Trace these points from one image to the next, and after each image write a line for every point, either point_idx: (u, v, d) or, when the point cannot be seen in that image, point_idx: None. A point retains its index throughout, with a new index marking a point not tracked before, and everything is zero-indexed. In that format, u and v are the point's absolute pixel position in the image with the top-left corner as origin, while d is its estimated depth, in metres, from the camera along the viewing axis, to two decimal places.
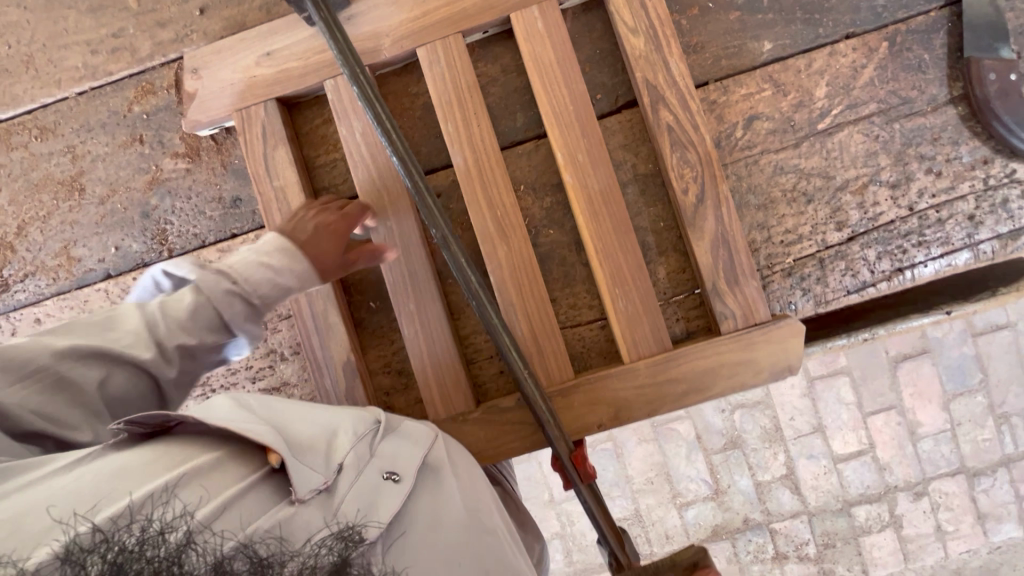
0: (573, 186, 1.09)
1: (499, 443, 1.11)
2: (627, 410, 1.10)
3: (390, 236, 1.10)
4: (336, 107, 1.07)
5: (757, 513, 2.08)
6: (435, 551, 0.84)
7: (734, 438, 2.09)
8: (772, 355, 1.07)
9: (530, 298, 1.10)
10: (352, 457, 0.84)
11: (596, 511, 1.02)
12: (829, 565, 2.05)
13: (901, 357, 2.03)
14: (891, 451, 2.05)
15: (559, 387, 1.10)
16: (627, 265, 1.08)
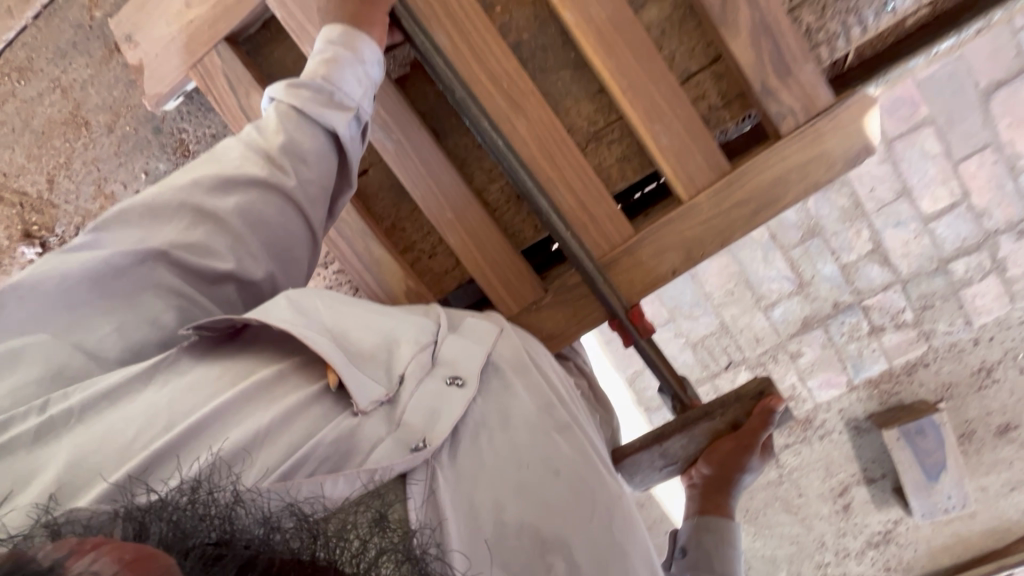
0: (576, 26, 0.88)
1: (578, 321, 1.02)
2: (699, 247, 0.95)
3: (398, 148, 0.98)
4: (290, 26, 0.92)
5: (846, 294, 2.23)
6: (507, 453, 0.76)
7: (809, 229, 2.18)
8: (843, 142, 0.89)
9: (563, 161, 0.95)
10: (412, 367, 0.77)
11: (658, 361, 1.02)
12: (929, 325, 2.23)
13: (997, 86, 1.94)
14: (988, 194, 2.07)
15: (621, 248, 0.97)
16: (660, 92, 0.90)
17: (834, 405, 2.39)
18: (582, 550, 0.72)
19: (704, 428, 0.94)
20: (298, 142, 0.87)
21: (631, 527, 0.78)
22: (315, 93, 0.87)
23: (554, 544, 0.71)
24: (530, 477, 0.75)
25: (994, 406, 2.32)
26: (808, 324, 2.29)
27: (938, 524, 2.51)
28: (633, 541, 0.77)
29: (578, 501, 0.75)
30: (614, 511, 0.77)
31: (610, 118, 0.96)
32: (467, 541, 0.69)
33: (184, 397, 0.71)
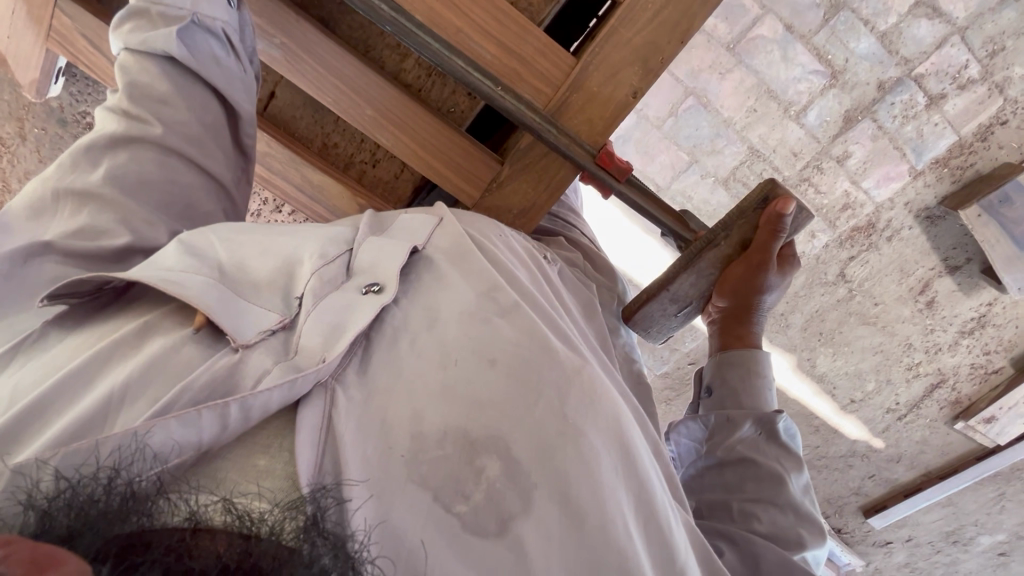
0: None
1: (546, 183, 0.90)
2: (657, 53, 0.82)
3: (293, 55, 0.89)
4: None
5: (892, 69, 1.90)
6: (429, 351, 0.71)
7: (834, 3, 1.82)
8: None
9: (468, 3, 0.80)
10: (311, 283, 0.71)
11: (645, 203, 0.90)
12: (999, 74, 1.89)
13: None
14: None
15: (566, 85, 0.84)
16: None
17: (899, 200, 2.14)
18: (521, 441, 0.66)
19: (710, 258, 0.84)
20: (151, 79, 0.85)
21: (590, 402, 0.71)
22: (151, 22, 0.85)
23: (488, 440, 0.65)
24: (461, 373, 0.69)
25: None
26: (851, 119, 2.00)
27: None
28: (591, 417, 0.70)
29: (517, 387, 0.69)
30: (567, 389, 0.71)
31: None
32: (376, 464, 0.62)
33: (40, 370, 0.65)
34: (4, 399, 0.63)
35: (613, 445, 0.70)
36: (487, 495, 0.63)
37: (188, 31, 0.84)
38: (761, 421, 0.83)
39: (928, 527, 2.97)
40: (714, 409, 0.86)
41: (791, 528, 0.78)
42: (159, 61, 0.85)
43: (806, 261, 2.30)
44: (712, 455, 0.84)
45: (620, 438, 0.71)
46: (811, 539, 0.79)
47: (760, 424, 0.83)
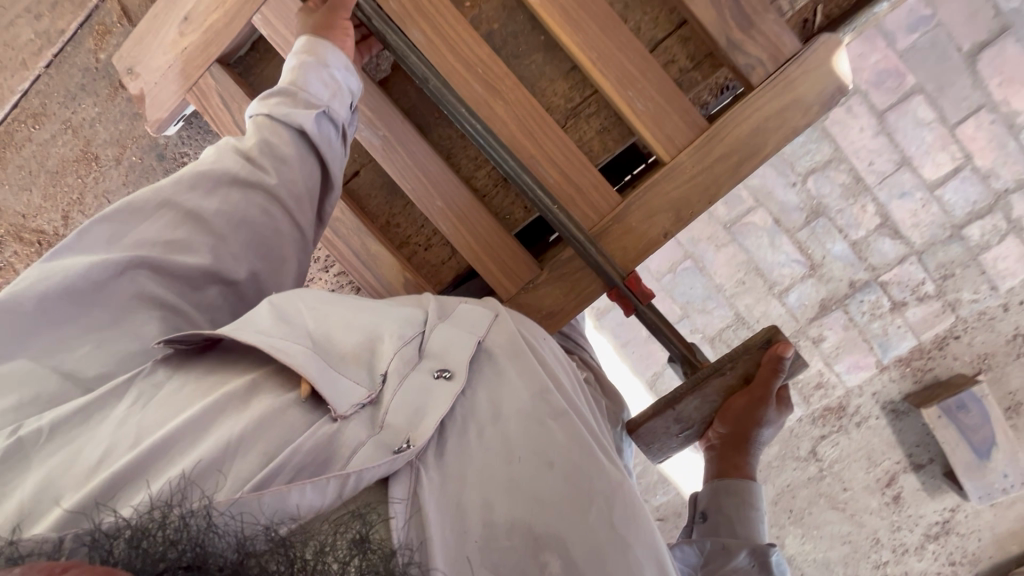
0: (541, 7, 0.93)
1: (577, 293, 1.02)
2: (687, 206, 0.98)
3: (387, 143, 1.05)
4: (279, 44, 1.04)
5: (862, 272, 2.19)
6: (494, 447, 0.84)
7: (814, 210, 2.15)
8: (812, 87, 0.95)
9: (544, 138, 0.98)
10: (395, 363, 0.86)
11: (660, 326, 1.01)
12: (952, 295, 2.17)
13: (980, 49, 1.96)
14: (991, 155, 2.05)
15: (610, 216, 0.99)
16: (630, 59, 0.94)
17: (866, 388, 2.30)
18: (576, 541, 0.79)
19: (716, 385, 0.92)
20: (277, 142, 0.99)
21: (632, 510, 0.83)
22: (292, 100, 0.98)
23: (550, 536, 0.79)
24: (524, 471, 0.83)
25: None
26: (826, 307, 2.23)
27: (998, 507, 2.37)
28: (632, 526, 0.82)
29: (571, 492, 0.82)
30: (613, 500, 0.83)
31: (585, 92, 1.00)
32: (456, 541, 0.77)
33: (159, 409, 0.79)
34: (131, 431, 0.76)
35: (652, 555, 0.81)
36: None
37: (320, 120, 1.00)
38: (754, 553, 0.82)
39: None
40: (709, 534, 0.87)
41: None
42: (289, 136, 0.99)
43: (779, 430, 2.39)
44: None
45: (656, 551, 0.82)
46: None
47: (753, 554, 0.82)
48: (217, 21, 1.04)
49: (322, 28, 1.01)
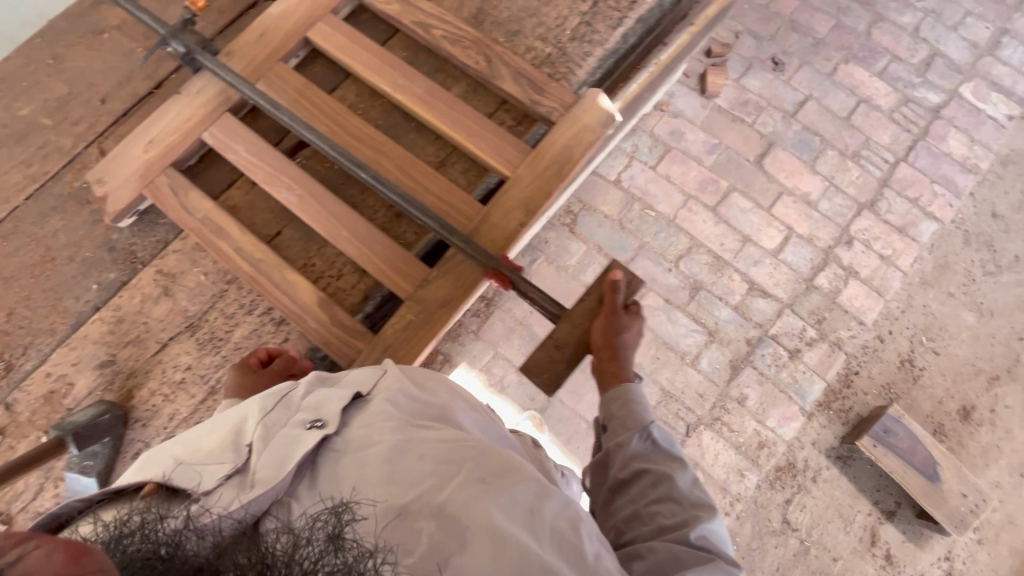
0: (406, 99, 1.38)
1: (463, 280, 1.24)
2: (533, 202, 1.29)
3: (298, 197, 1.30)
4: (219, 144, 1.36)
5: (752, 330, 2.49)
6: (363, 455, 0.91)
7: (694, 286, 2.55)
8: (593, 115, 1.33)
9: (421, 175, 1.32)
10: (258, 433, 0.92)
11: (532, 295, 1.21)
12: (832, 335, 2.48)
13: (762, 157, 2.71)
14: (805, 223, 2.62)
15: (477, 219, 1.28)
16: (471, 119, 1.36)
17: (804, 439, 2.37)
18: (450, 501, 0.84)
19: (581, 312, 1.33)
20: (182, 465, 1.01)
21: (501, 468, 0.90)
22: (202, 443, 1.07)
23: (425, 505, 0.84)
24: (398, 462, 0.89)
25: (940, 393, 2.43)
26: (736, 367, 2.45)
27: (988, 543, 2.27)
28: (503, 482, 0.88)
29: (439, 466, 0.88)
30: (480, 463, 0.90)
31: (447, 148, 1.40)
32: None
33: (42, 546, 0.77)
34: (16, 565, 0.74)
35: (528, 503, 0.87)
36: (426, 544, 0.80)
37: None
38: (645, 438, 1.16)
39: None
40: (611, 434, 1.21)
41: (688, 513, 1.05)
42: None
43: (744, 504, 2.31)
44: (619, 474, 1.14)
45: (532, 497, 0.88)
46: (706, 513, 1.05)
47: (643, 437, 1.17)
48: (173, 140, 1.36)
49: (247, 133, 1.36)
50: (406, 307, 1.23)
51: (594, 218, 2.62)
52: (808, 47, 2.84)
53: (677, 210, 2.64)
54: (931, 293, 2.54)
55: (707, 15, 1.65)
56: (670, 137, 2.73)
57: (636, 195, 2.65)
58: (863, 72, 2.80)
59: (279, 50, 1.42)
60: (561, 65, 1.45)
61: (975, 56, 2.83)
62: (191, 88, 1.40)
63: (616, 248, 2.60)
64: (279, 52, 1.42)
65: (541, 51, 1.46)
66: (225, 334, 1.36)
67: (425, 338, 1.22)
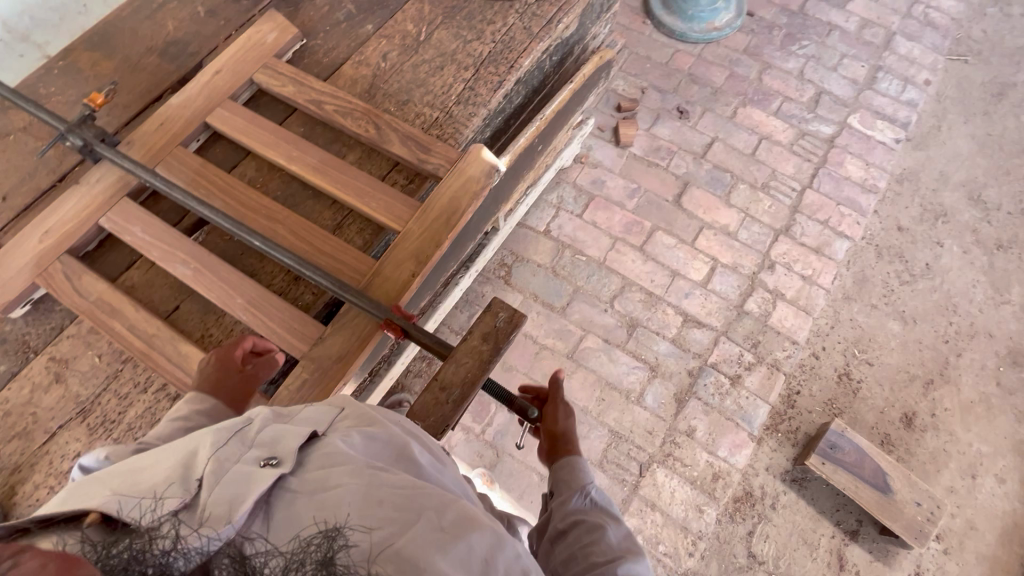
0: (300, 169, 1.45)
1: (358, 334, 1.28)
2: (424, 253, 1.34)
3: (194, 270, 1.33)
4: (115, 228, 1.39)
5: (691, 360, 2.52)
6: (315, 499, 0.78)
7: (631, 324, 2.59)
8: (476, 167, 1.41)
9: (316, 239, 1.38)
10: (210, 468, 0.79)
11: (422, 339, 1.22)
12: (769, 357, 2.53)
13: (680, 195, 2.86)
14: (728, 253, 2.74)
15: (370, 274, 1.32)
16: (361, 182, 1.43)
17: (758, 466, 2.35)
18: (410, 552, 0.74)
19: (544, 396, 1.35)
20: None
21: (464, 517, 0.81)
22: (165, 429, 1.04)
23: (382, 556, 0.73)
24: (358, 508, 0.78)
25: (881, 403, 2.47)
26: (681, 399, 2.45)
27: (953, 552, 2.25)
28: (467, 532, 0.79)
29: (399, 512, 0.78)
30: (442, 511, 0.80)
31: (344, 212, 1.46)
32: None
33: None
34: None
35: (486, 554, 0.78)
36: None
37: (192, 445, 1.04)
38: (584, 495, 1.20)
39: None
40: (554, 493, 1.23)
41: (619, 554, 1.06)
42: None
43: (706, 542, 2.25)
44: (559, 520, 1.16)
45: (497, 550, 0.80)
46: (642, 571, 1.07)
47: (585, 495, 1.20)
48: (70, 227, 1.38)
49: (144, 215, 1.39)
50: (302, 366, 1.25)
51: (527, 268, 2.69)
52: (708, 95, 3.09)
53: (607, 252, 2.73)
54: (855, 307, 2.64)
55: (586, 73, 1.81)
56: (592, 186, 2.88)
57: (566, 242, 2.75)
58: (760, 113, 3.05)
59: (178, 135, 1.50)
60: (449, 126, 1.56)
61: (857, 91, 3.11)
62: (90, 177, 1.44)
63: (552, 295, 2.65)
64: (177, 137, 1.49)
65: (429, 116, 1.58)
66: (118, 416, 1.29)
67: (320, 396, 1.23)
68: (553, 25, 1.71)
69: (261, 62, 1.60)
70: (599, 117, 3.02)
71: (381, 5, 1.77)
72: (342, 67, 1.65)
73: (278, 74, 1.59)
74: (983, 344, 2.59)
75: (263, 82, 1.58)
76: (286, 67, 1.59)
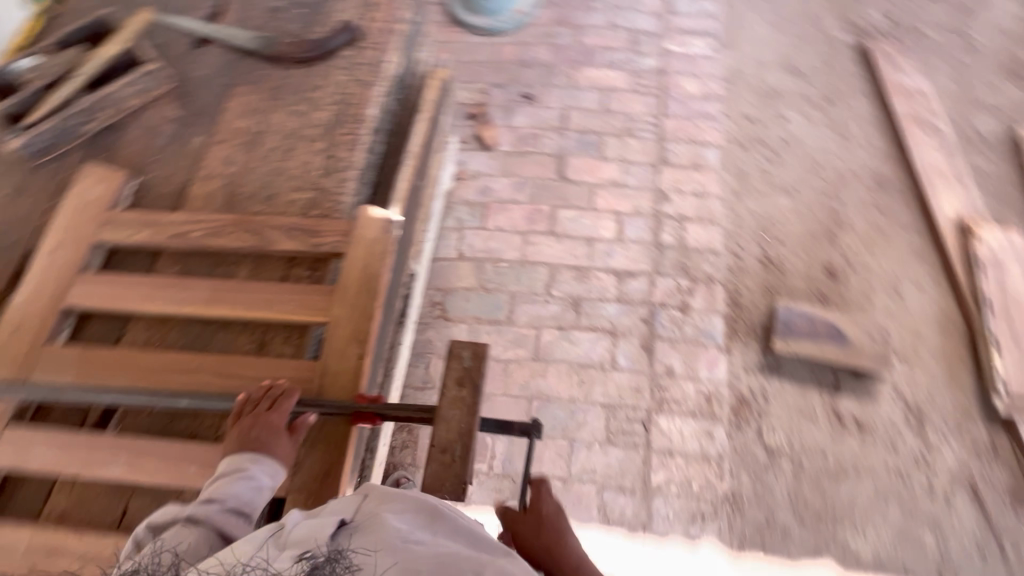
0: (197, 307, 1.35)
1: (335, 441, 1.21)
2: (361, 330, 1.29)
3: (128, 462, 1.19)
4: (14, 462, 1.21)
5: (641, 309, 2.62)
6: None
7: (575, 302, 2.63)
8: (373, 227, 1.39)
9: (246, 367, 1.28)
10: (254, 561, 0.78)
11: (402, 414, 1.15)
12: (701, 275, 2.69)
13: (561, 170, 2.95)
14: (626, 201, 2.88)
15: (318, 376, 1.25)
16: (267, 292, 1.36)
17: (739, 371, 2.49)
18: None
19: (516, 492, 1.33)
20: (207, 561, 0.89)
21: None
22: (223, 481, 1.02)
23: None
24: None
25: (804, 269, 2.71)
26: (648, 348, 2.54)
27: (916, 362, 2.51)
28: None
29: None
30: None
31: (261, 329, 1.36)
32: None
33: None
34: None
35: None
36: None
37: (253, 500, 1.02)
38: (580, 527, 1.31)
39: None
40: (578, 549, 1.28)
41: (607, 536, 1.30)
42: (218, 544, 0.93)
43: (729, 460, 2.34)
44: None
45: None
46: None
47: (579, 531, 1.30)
48: None
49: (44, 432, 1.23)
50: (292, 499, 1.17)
51: (459, 296, 2.66)
52: (543, 73, 3.22)
53: (523, 249, 2.76)
54: (746, 200, 2.89)
55: (430, 97, 1.85)
56: (481, 195, 2.91)
57: (482, 256, 2.75)
58: (594, 69, 3.22)
59: (41, 334, 1.32)
60: (326, 202, 1.50)
61: (661, 21, 3.40)
62: None
63: (492, 310, 2.64)
64: (41, 336, 1.32)
65: (302, 198, 1.52)
66: None
67: None
68: (381, 68, 1.73)
69: (98, 219, 1.45)
70: (458, 132, 3.06)
71: (201, 115, 1.69)
72: (190, 189, 1.55)
73: (124, 224, 1.45)
74: (854, 185, 2.92)
75: (110, 239, 1.44)
76: (129, 214, 1.46)
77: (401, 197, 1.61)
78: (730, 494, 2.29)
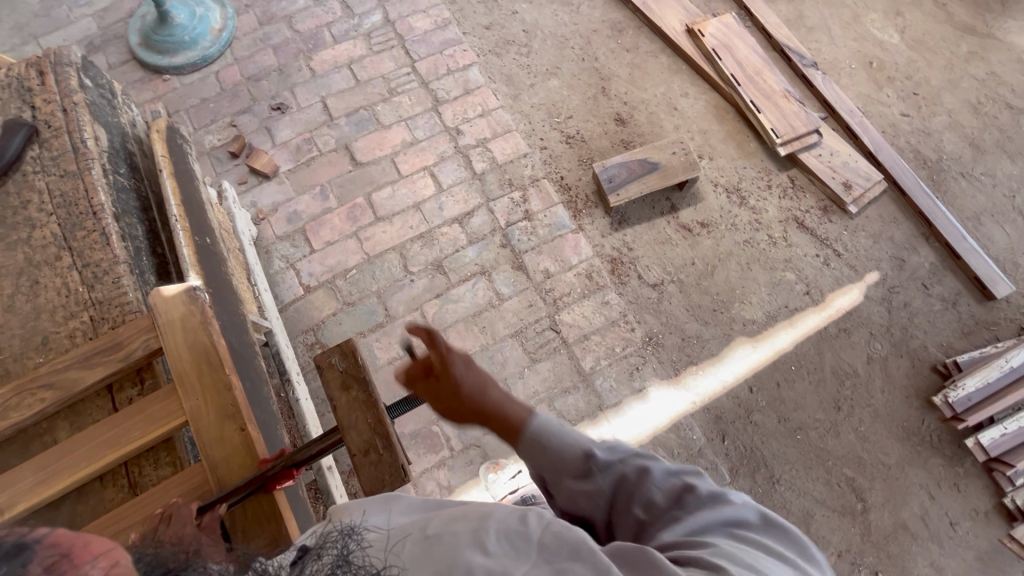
0: (30, 498, 1.14)
1: (265, 516, 1.14)
2: (225, 404, 1.21)
3: None
4: None
5: (495, 237, 2.68)
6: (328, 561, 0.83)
7: (436, 264, 2.63)
8: (175, 306, 1.27)
9: (125, 514, 1.12)
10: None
11: (309, 452, 1.10)
12: (526, 179, 2.81)
13: (353, 158, 2.85)
14: (427, 153, 2.86)
15: (209, 471, 1.15)
16: (102, 433, 1.20)
17: (598, 240, 2.70)
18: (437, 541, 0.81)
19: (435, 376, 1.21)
20: None
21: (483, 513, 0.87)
22: None
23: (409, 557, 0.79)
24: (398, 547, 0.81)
25: (599, 130, 2.96)
26: (520, 265, 2.63)
27: (715, 154, 2.90)
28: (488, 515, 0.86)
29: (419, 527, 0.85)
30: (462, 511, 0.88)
31: (122, 469, 1.26)
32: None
33: None
34: None
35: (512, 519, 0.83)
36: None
37: None
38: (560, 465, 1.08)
39: (997, 238, 2.74)
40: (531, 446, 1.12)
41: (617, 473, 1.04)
42: None
43: (631, 311, 2.58)
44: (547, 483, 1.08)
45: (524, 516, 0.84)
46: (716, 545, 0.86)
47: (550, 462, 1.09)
48: None
49: None
50: None
51: (329, 324, 2.53)
52: (278, 78, 3.02)
53: (362, 247, 2.67)
54: (525, 98, 3.03)
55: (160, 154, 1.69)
56: (292, 222, 2.73)
57: (329, 276, 2.62)
58: (326, 49, 3.08)
59: None
60: (112, 311, 1.39)
61: None
62: None
63: (368, 317, 2.55)
64: None
65: (84, 323, 1.38)
66: None
67: None
68: (84, 148, 1.55)
69: None
70: (230, 177, 2.81)
71: None
72: None
73: None
74: (599, 39, 3.18)
75: None
76: None
77: (193, 263, 1.51)
78: (648, 337, 2.53)
